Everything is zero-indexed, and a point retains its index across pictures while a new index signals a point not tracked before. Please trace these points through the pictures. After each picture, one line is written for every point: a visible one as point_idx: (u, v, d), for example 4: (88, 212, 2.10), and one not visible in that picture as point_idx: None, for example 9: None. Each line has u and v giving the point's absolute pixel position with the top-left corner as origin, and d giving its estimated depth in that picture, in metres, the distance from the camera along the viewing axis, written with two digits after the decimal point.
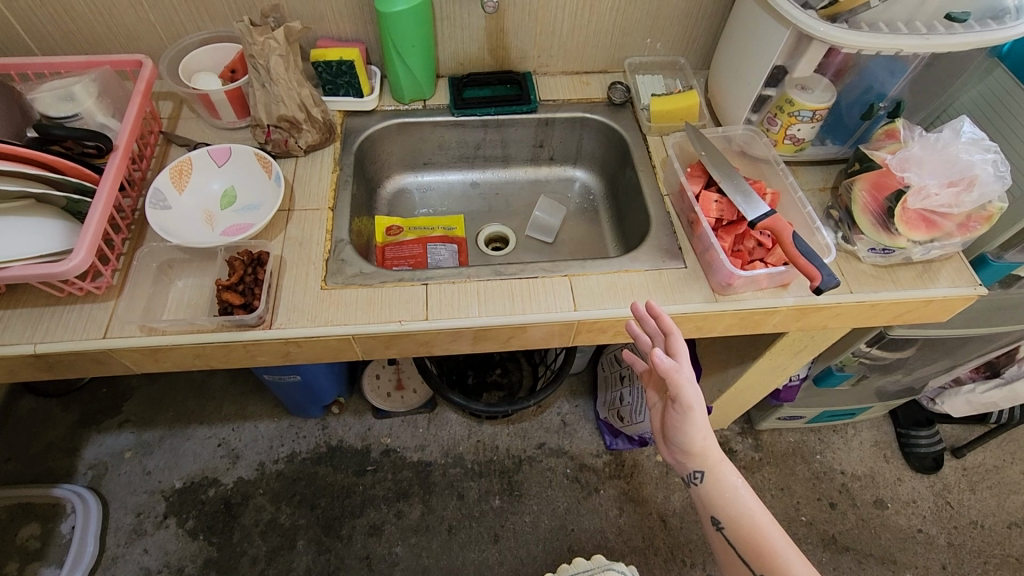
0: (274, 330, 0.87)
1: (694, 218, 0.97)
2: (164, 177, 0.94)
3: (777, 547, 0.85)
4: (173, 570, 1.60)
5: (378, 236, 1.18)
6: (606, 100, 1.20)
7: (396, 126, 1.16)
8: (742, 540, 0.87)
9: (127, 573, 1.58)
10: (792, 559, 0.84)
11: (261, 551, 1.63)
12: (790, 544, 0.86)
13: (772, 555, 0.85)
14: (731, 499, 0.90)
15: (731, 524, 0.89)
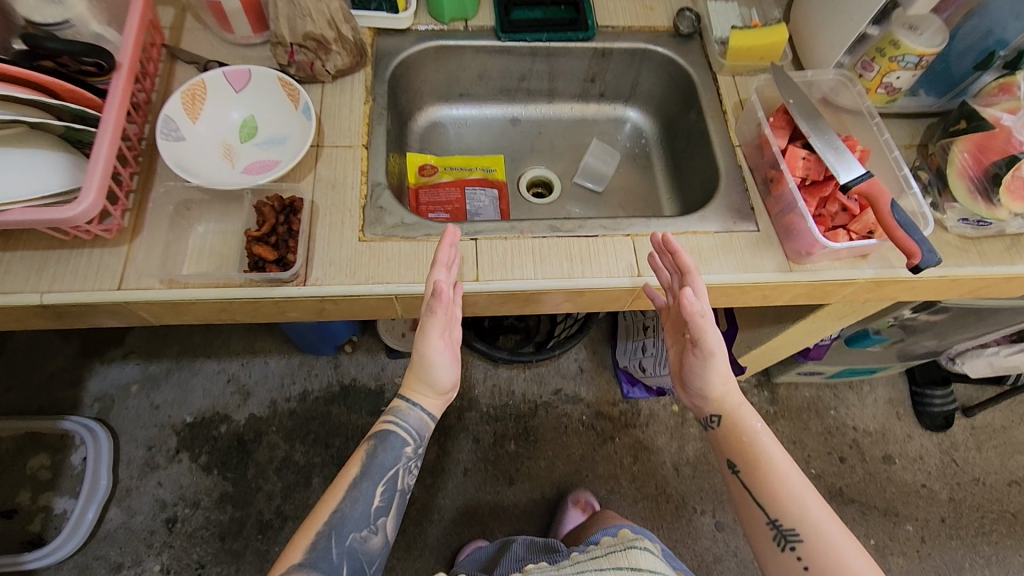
0: (310, 287, 0.78)
1: (775, 177, 0.87)
2: (175, 102, 0.80)
3: (800, 498, 0.76)
4: (189, 503, 1.60)
5: (411, 177, 1.06)
6: (671, 30, 1.06)
7: (433, 50, 1.02)
8: (757, 488, 0.77)
9: (143, 505, 1.58)
10: (817, 511, 0.75)
11: (276, 487, 1.63)
12: (813, 492, 0.76)
13: (793, 506, 0.75)
14: (750, 444, 0.79)
15: (745, 471, 0.79)
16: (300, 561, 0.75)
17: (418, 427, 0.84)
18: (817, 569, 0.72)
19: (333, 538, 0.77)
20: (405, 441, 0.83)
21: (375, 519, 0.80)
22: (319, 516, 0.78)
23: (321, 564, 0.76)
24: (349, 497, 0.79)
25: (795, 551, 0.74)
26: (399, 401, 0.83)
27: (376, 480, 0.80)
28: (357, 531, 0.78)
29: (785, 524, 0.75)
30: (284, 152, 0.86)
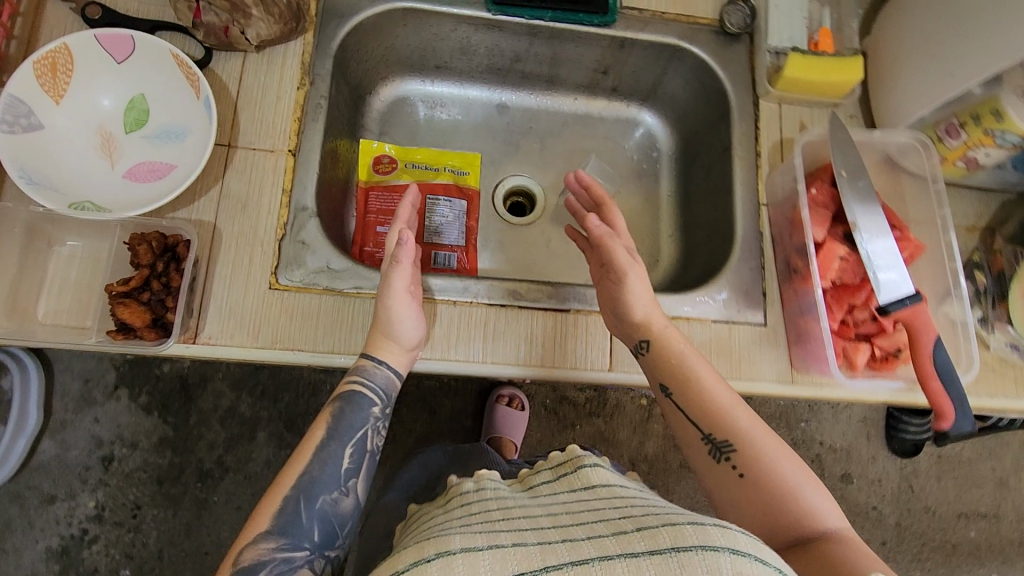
0: (200, 346, 0.63)
1: (801, 269, 0.69)
2: (25, 75, 0.59)
3: (727, 407, 0.60)
4: (127, 444, 1.43)
5: (361, 174, 0.86)
6: (715, 24, 0.81)
7: (402, 13, 0.77)
8: (682, 395, 0.62)
9: (78, 441, 1.42)
10: (751, 420, 0.59)
11: (218, 437, 1.46)
12: (744, 405, 0.61)
13: (724, 416, 0.59)
14: (678, 355, 0.63)
15: (671, 384, 0.62)
16: (266, 532, 0.57)
17: (386, 386, 0.65)
18: (753, 477, 0.56)
19: (302, 504, 0.58)
20: (373, 401, 0.64)
21: (346, 481, 0.61)
22: (282, 483, 0.59)
23: (291, 534, 0.57)
24: (318, 457, 0.60)
25: (731, 462, 0.58)
26: (363, 358, 0.64)
27: (344, 441, 0.62)
28: (329, 493, 0.59)
29: (719, 435, 0.59)
30: (178, 151, 0.64)
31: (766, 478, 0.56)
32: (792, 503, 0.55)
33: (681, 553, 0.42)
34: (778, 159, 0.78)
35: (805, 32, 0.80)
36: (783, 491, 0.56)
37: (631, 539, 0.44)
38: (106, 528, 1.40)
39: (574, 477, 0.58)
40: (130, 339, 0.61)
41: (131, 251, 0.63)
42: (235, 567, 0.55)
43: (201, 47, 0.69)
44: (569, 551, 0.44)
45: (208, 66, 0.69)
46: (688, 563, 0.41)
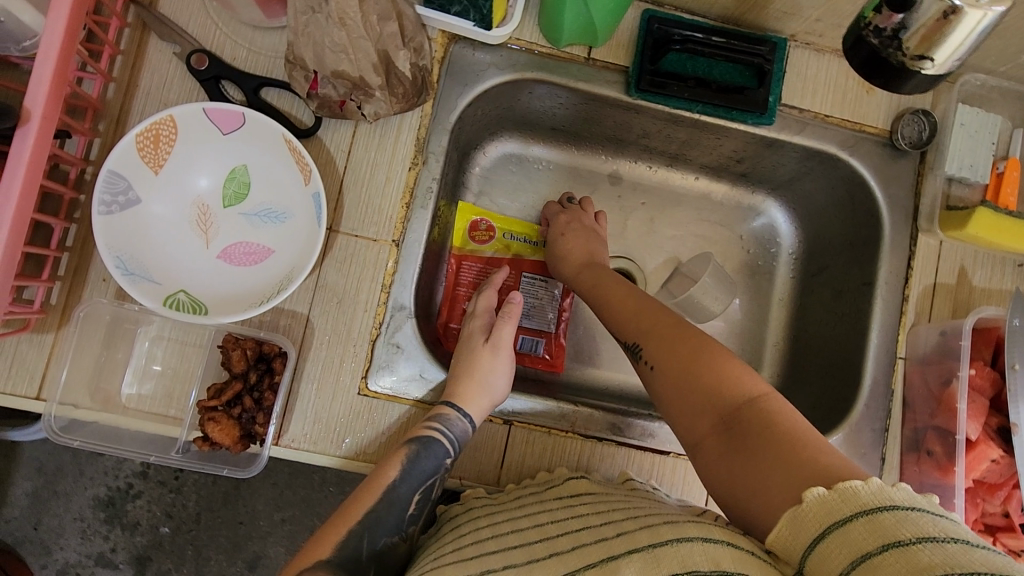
0: (282, 450, 0.59)
1: (936, 454, 0.63)
2: (126, 149, 0.53)
3: (665, 325, 0.58)
4: None
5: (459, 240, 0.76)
6: (884, 134, 0.70)
7: (530, 83, 0.68)
8: (611, 313, 0.63)
9: None
10: (689, 335, 0.56)
11: None
12: (680, 318, 0.59)
13: (653, 325, 0.58)
14: (608, 289, 0.65)
15: (603, 305, 0.64)
16: (324, 562, 0.51)
17: (460, 438, 0.59)
18: (663, 367, 0.55)
19: (363, 542, 0.53)
20: (447, 451, 0.58)
21: (408, 525, 0.56)
22: (348, 513, 0.54)
23: (349, 569, 0.52)
24: (384, 499, 0.54)
25: (646, 360, 0.57)
26: (443, 407, 0.59)
27: (415, 486, 0.56)
28: (390, 536, 0.54)
29: (632, 339, 0.59)
30: (277, 236, 0.59)
31: (676, 366, 0.54)
32: (707, 388, 0.51)
33: (656, 548, 0.41)
34: (926, 308, 0.69)
35: (990, 160, 0.69)
36: (697, 365, 0.53)
37: (611, 547, 0.43)
38: (149, 487, 1.07)
39: (562, 488, 0.57)
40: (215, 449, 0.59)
41: (223, 354, 0.59)
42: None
43: (310, 113, 0.62)
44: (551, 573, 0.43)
45: (315, 135, 0.62)
46: (664, 559, 0.40)
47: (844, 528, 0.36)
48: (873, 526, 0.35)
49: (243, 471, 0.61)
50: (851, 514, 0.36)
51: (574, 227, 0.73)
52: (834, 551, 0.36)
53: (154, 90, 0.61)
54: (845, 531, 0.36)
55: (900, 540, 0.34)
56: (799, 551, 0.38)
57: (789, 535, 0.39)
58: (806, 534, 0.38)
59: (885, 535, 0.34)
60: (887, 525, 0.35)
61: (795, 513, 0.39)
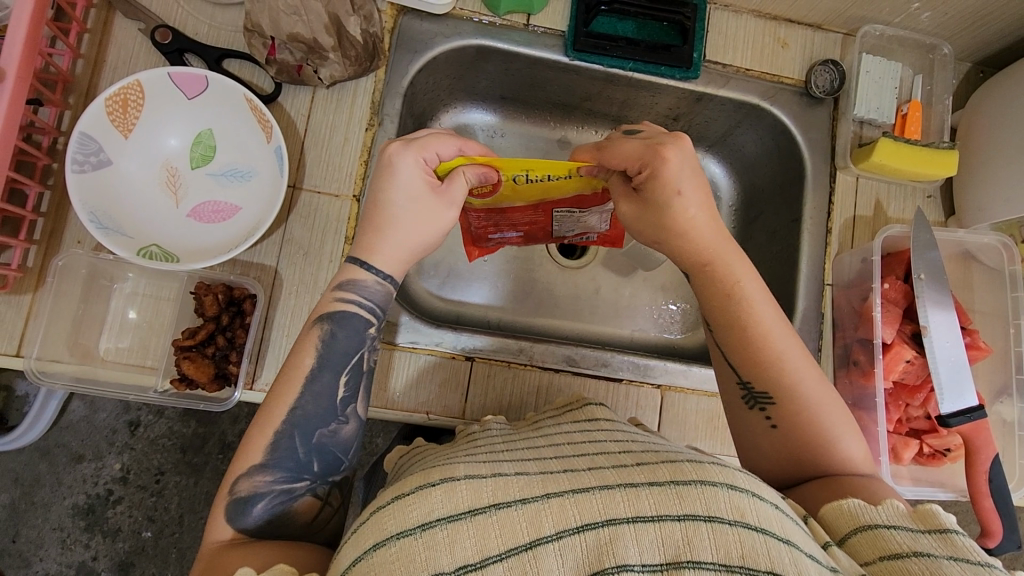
0: (255, 393, 0.62)
1: (862, 364, 0.69)
2: (96, 113, 0.57)
3: (805, 384, 0.54)
4: (153, 412, 1.09)
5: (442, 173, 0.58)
6: (800, 85, 0.77)
7: (474, 50, 0.74)
8: (738, 345, 0.56)
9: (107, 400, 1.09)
10: (822, 401, 0.54)
11: (243, 410, 1.11)
12: (813, 367, 0.55)
13: (794, 382, 0.54)
14: (751, 318, 0.55)
15: (731, 334, 0.56)
16: (259, 465, 0.51)
17: (382, 300, 0.58)
18: (787, 429, 0.53)
19: (296, 439, 0.53)
20: (368, 320, 0.58)
21: (343, 409, 0.55)
22: (270, 413, 0.53)
23: (286, 466, 0.52)
24: (308, 389, 0.54)
25: (764, 412, 0.54)
26: (353, 270, 0.57)
27: (338, 370, 0.55)
28: (324, 426, 0.54)
29: (758, 383, 0.55)
30: (244, 193, 0.63)
31: (804, 430, 0.53)
32: (812, 453, 0.52)
33: (681, 485, 0.38)
34: (847, 239, 0.76)
35: (894, 103, 0.76)
36: (819, 431, 0.53)
37: (630, 471, 0.40)
38: (130, 493, 1.08)
39: (576, 413, 0.57)
40: (192, 388, 0.62)
41: (196, 300, 0.63)
42: (230, 498, 0.50)
43: (270, 80, 0.67)
44: (570, 482, 0.40)
45: (276, 101, 0.67)
46: (687, 497, 0.37)
47: (914, 534, 0.39)
48: (945, 541, 0.38)
49: (218, 405, 0.63)
50: (924, 529, 0.39)
51: (694, 186, 0.55)
52: (894, 540, 0.39)
53: (121, 64, 0.65)
54: (914, 536, 0.39)
55: (972, 560, 0.37)
56: (852, 527, 0.41)
57: (848, 517, 0.42)
58: (866, 520, 0.41)
59: (953, 551, 0.37)
60: (960, 547, 0.38)
61: (856, 509, 0.42)
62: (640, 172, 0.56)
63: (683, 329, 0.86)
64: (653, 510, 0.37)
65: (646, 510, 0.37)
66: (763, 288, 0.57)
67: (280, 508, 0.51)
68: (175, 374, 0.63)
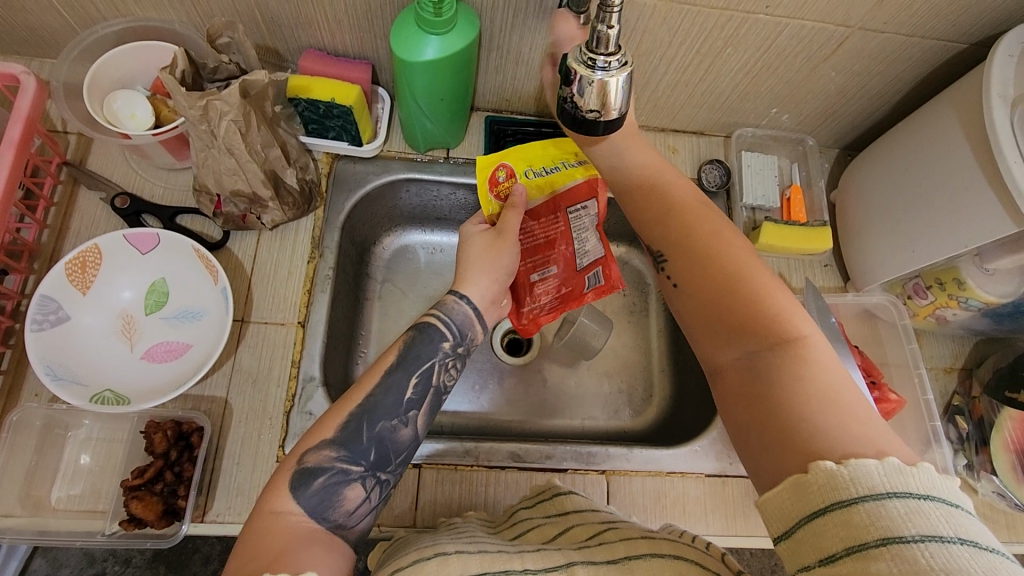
0: (207, 525, 0.63)
1: None
2: (56, 275, 0.64)
3: (713, 238, 0.56)
4: (119, 561, 1.06)
5: (485, 206, 0.69)
6: (693, 182, 0.88)
7: (404, 182, 0.84)
8: (643, 219, 0.60)
9: (70, 556, 1.05)
10: (731, 253, 0.55)
11: (214, 548, 1.08)
12: (715, 217, 0.58)
13: (703, 240, 0.56)
14: (640, 177, 0.61)
15: (643, 211, 0.60)
16: (329, 441, 0.54)
17: (462, 325, 0.64)
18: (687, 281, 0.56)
19: (363, 424, 0.55)
20: (445, 336, 0.62)
21: (407, 411, 0.58)
22: (351, 395, 0.57)
23: (350, 448, 0.54)
24: (384, 382, 0.58)
25: (666, 272, 0.58)
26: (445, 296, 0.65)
27: (410, 371, 0.59)
28: (389, 419, 0.56)
29: (656, 239, 0.59)
30: (194, 331, 0.68)
31: (707, 268, 0.54)
32: (732, 306, 0.51)
33: (632, 560, 0.44)
34: None
35: (777, 189, 0.87)
36: (730, 271, 0.53)
37: (593, 551, 0.46)
38: None
39: (550, 505, 0.61)
40: (141, 527, 0.63)
41: (147, 439, 0.65)
42: (297, 468, 0.52)
43: (219, 229, 0.75)
44: (543, 560, 0.46)
45: (225, 246, 0.75)
46: (636, 569, 0.44)
47: (847, 508, 0.37)
48: (877, 511, 0.36)
49: (167, 540, 0.63)
50: (857, 495, 0.37)
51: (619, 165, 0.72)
52: (830, 526, 0.37)
53: (83, 230, 0.72)
54: (849, 511, 0.37)
55: (902, 536, 0.35)
56: (796, 516, 0.39)
57: (793, 494, 0.40)
58: (815, 502, 0.39)
59: (885, 524, 0.36)
60: (893, 518, 0.36)
61: (812, 474, 0.40)
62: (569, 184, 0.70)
63: (631, 412, 0.90)
64: None
65: None
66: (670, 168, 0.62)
67: (334, 487, 0.52)
68: (124, 515, 0.63)
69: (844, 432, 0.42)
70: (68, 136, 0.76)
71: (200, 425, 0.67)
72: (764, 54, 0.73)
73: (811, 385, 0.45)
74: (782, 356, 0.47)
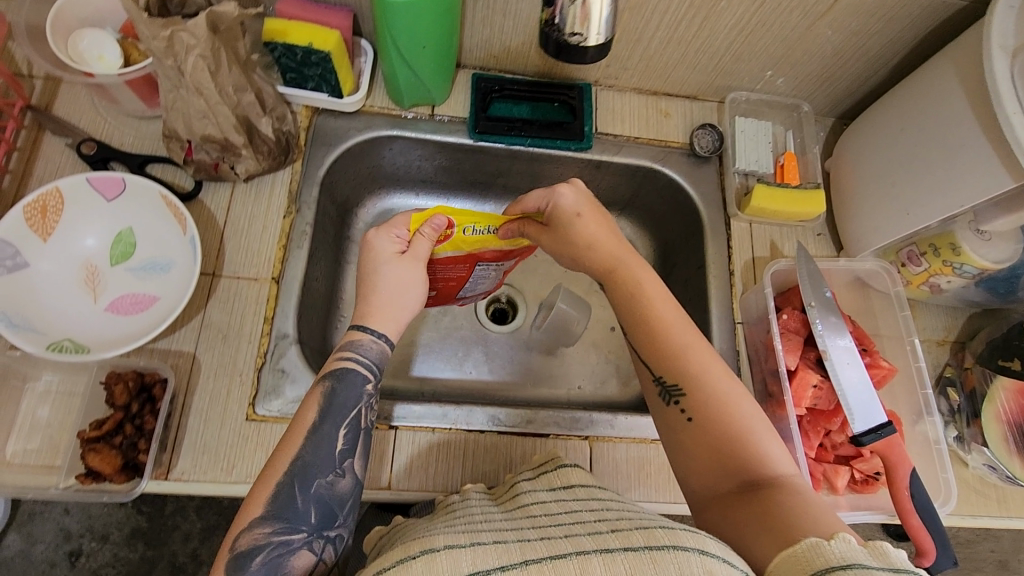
0: (171, 483, 0.60)
1: (776, 394, 0.71)
2: (15, 221, 0.61)
3: (707, 372, 0.58)
4: (97, 539, 1.10)
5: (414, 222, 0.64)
6: (686, 147, 0.86)
7: (387, 140, 0.81)
8: (644, 337, 0.61)
9: (46, 532, 1.09)
10: (725, 392, 0.57)
11: (194, 527, 1.13)
12: (697, 334, 0.61)
13: (695, 371, 0.58)
14: (649, 317, 0.61)
15: (623, 302, 0.63)
16: (260, 517, 0.50)
17: (379, 361, 0.61)
18: (702, 421, 0.56)
19: (296, 489, 0.52)
20: (367, 377, 0.59)
21: (342, 461, 0.55)
22: (273, 468, 0.53)
23: (286, 517, 0.51)
24: (310, 440, 0.55)
25: (680, 406, 0.58)
26: (353, 335, 0.60)
27: (337, 422, 0.56)
28: (324, 476, 0.54)
29: (669, 378, 0.59)
30: (161, 284, 0.65)
31: (714, 435, 0.55)
32: (737, 452, 0.54)
33: (654, 551, 0.40)
34: (750, 278, 0.80)
35: (770, 155, 0.84)
36: (739, 437, 0.54)
37: (608, 539, 0.42)
38: None
39: (553, 476, 0.59)
40: (100, 483, 0.61)
41: (107, 391, 0.63)
42: (230, 555, 0.49)
43: (191, 179, 0.72)
44: (547, 548, 0.42)
45: (197, 197, 0.72)
46: (660, 560, 0.39)
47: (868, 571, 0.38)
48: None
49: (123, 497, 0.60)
50: (877, 564, 0.39)
51: (592, 212, 0.65)
52: None
53: (46, 177, 0.69)
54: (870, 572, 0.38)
55: None
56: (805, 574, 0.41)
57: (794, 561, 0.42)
58: (832, 557, 0.40)
59: None
60: None
61: (809, 552, 0.42)
62: (549, 208, 0.66)
63: (618, 383, 0.88)
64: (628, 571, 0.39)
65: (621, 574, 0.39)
66: (665, 289, 0.64)
67: (278, 560, 0.49)
68: (81, 470, 0.61)
69: (819, 525, 0.45)
70: (33, 80, 0.72)
71: (162, 379, 0.64)
72: (758, 9, 0.71)
73: (798, 510, 0.47)
74: (771, 491, 0.50)
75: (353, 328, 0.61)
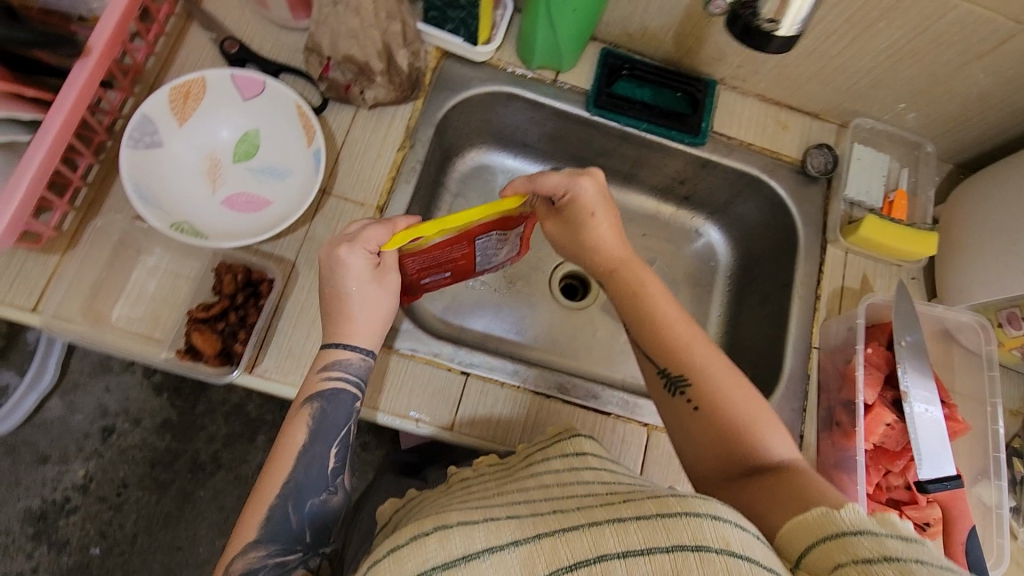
0: (253, 377, 0.63)
1: (844, 424, 0.71)
2: (160, 99, 0.64)
3: (708, 367, 0.58)
4: (131, 422, 1.15)
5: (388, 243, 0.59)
6: (797, 163, 0.84)
7: (506, 97, 0.81)
8: (649, 337, 0.61)
9: (88, 405, 1.14)
10: (726, 390, 0.57)
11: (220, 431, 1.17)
12: (700, 334, 0.61)
13: (697, 366, 0.58)
14: (655, 315, 0.62)
15: (628, 299, 0.63)
16: (254, 540, 0.53)
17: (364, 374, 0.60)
18: (707, 411, 0.56)
19: (290, 509, 0.54)
20: (356, 395, 0.59)
21: (334, 478, 0.57)
22: (265, 488, 0.55)
23: (280, 538, 0.53)
24: (301, 461, 0.56)
25: (685, 396, 0.58)
26: (335, 353, 0.59)
27: (328, 441, 0.57)
28: (316, 495, 0.56)
29: (675, 371, 0.59)
30: (277, 189, 0.67)
31: (721, 425, 0.55)
32: (741, 442, 0.54)
33: (664, 518, 0.36)
34: (835, 306, 0.79)
35: (882, 189, 0.83)
36: (744, 430, 0.55)
37: (614, 509, 0.38)
38: (88, 503, 1.11)
39: (564, 443, 0.55)
40: (195, 362, 0.64)
41: (217, 279, 0.67)
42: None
43: (319, 95, 0.74)
44: (555, 517, 0.38)
45: (322, 114, 0.74)
46: (673, 529, 0.35)
47: (878, 536, 0.37)
48: (908, 544, 0.37)
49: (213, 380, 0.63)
50: (886, 532, 0.37)
51: (607, 211, 0.64)
52: (854, 545, 0.37)
53: (187, 65, 0.72)
54: (880, 539, 0.37)
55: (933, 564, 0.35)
56: (812, 541, 0.40)
57: (803, 532, 0.41)
58: (838, 526, 0.39)
59: (916, 550, 0.36)
60: (923, 552, 0.36)
61: (820, 518, 0.41)
62: (566, 196, 0.63)
63: None
64: (642, 544, 0.34)
65: (636, 544, 0.34)
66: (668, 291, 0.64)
67: None
68: (181, 346, 0.65)
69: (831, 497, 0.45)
70: None
71: (269, 279, 0.67)
72: (915, 36, 0.69)
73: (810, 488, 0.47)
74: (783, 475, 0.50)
75: (328, 347, 0.60)
